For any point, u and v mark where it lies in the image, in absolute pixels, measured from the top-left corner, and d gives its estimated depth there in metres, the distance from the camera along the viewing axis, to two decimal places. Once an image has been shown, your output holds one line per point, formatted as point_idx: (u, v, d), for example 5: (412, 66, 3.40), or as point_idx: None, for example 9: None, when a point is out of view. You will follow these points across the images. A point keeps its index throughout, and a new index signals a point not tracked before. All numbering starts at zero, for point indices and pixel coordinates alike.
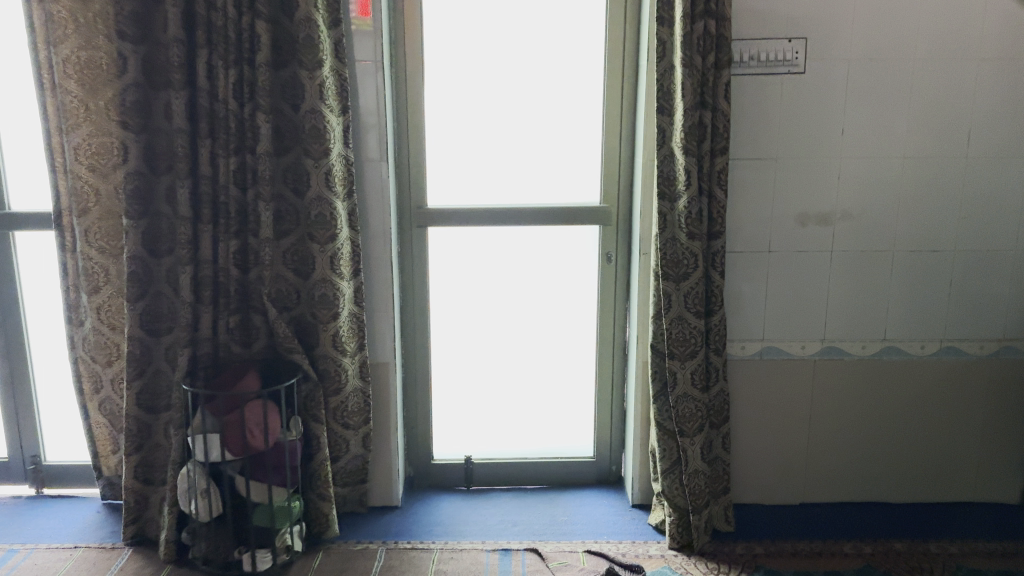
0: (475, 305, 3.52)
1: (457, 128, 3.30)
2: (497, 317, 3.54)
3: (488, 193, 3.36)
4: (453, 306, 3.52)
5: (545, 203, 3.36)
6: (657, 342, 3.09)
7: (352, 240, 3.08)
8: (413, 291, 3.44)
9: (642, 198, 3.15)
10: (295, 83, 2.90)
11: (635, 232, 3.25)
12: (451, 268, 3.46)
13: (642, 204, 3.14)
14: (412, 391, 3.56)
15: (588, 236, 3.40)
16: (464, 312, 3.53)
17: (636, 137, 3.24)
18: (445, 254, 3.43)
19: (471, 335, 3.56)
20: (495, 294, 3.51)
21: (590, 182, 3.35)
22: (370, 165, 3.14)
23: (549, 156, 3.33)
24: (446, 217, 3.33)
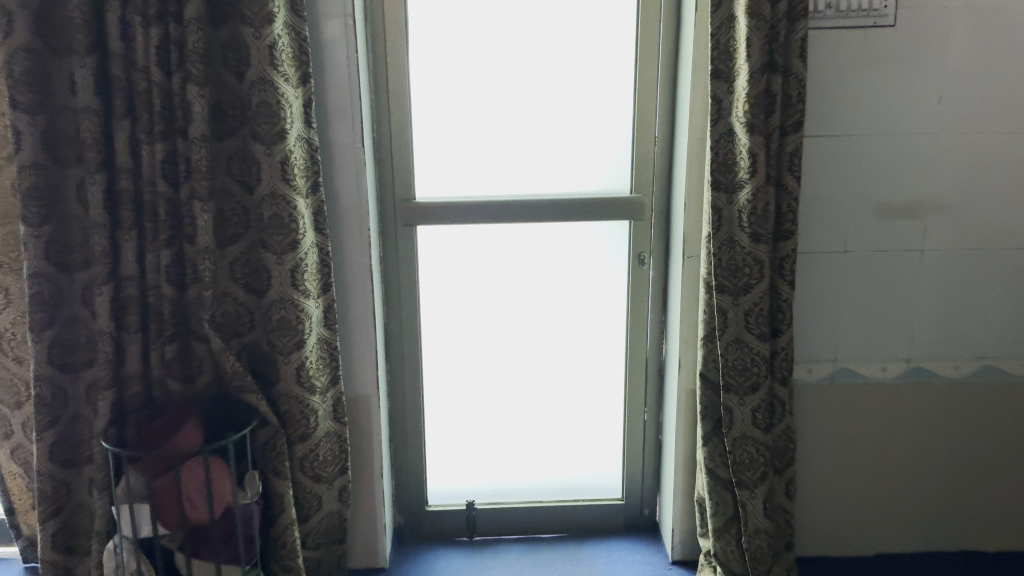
0: (475, 321, 2.83)
1: (451, 101, 2.61)
2: (502, 335, 2.85)
3: (492, 180, 2.68)
4: (446, 321, 2.83)
5: (564, 192, 2.70)
6: (707, 370, 2.46)
7: (319, 247, 2.41)
8: (400, 305, 2.78)
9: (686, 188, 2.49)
10: (239, 45, 2.21)
11: (677, 230, 2.60)
12: (443, 274, 2.77)
13: (687, 195, 2.49)
14: (399, 424, 2.89)
15: (616, 233, 2.74)
16: (458, 329, 2.84)
17: (678, 110, 2.58)
18: (436, 257, 2.75)
19: (468, 356, 2.87)
20: (499, 307, 2.82)
21: (618, 167, 2.69)
22: (341, 149, 2.46)
23: (568, 135, 2.65)
24: (439, 212, 2.66)
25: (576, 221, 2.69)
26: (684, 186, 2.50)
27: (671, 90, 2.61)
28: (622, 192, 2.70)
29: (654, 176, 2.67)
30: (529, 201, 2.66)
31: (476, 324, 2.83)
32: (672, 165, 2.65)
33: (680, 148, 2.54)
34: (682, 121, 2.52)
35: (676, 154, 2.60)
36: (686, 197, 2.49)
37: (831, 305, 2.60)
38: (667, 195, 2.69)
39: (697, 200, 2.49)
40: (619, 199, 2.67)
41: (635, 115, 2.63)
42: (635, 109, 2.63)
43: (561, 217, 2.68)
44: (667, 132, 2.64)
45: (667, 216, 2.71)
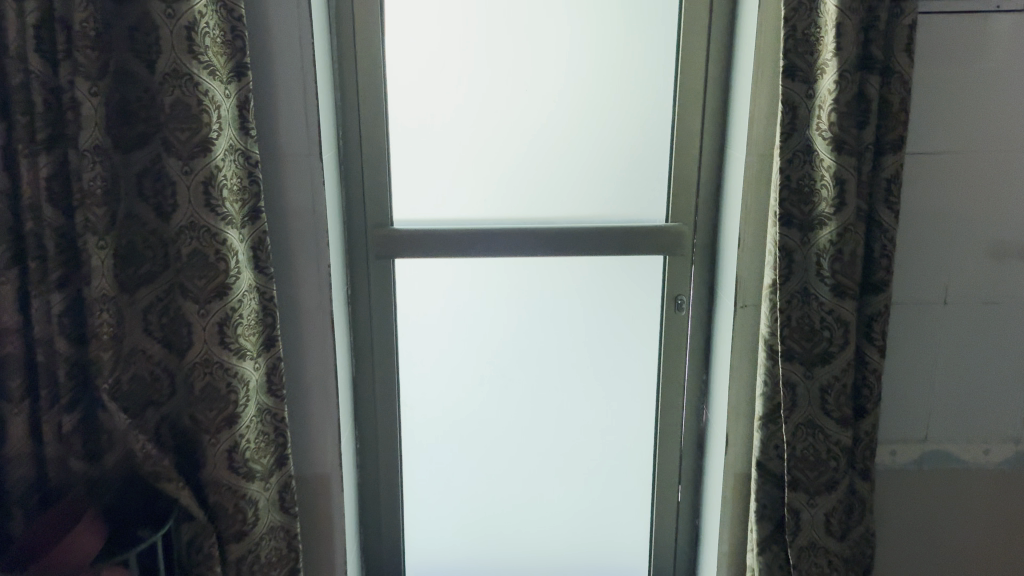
0: (467, 379, 2.22)
1: (437, 102, 2.03)
2: (502, 397, 2.24)
3: (488, 202, 2.10)
4: (428, 381, 2.21)
5: (580, 218, 2.11)
6: (767, 459, 1.88)
7: (260, 291, 1.83)
8: (371, 358, 2.16)
9: (742, 219, 1.90)
10: (149, 25, 1.64)
11: (727, 272, 2.01)
12: (427, 320, 2.17)
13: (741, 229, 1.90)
14: (364, 510, 2.28)
15: (650, 270, 2.14)
16: (445, 389, 2.22)
17: (732, 116, 1.99)
18: (419, 298, 2.15)
19: (458, 424, 2.25)
20: (499, 362, 2.21)
21: (652, 187, 2.10)
22: (290, 163, 1.86)
23: (586, 146, 2.07)
24: (421, 241, 2.08)
25: (596, 255, 2.09)
26: (739, 216, 1.91)
27: (722, 91, 2.03)
28: (655, 220, 2.12)
29: (697, 201, 2.09)
30: (536, 229, 2.07)
31: (467, 386, 2.22)
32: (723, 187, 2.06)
33: (733, 167, 1.95)
34: (737, 131, 1.92)
35: (728, 173, 2.00)
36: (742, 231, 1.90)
37: (924, 371, 2.01)
38: (715, 225, 2.10)
39: (757, 235, 1.90)
40: (651, 228, 2.08)
41: (676, 121, 2.04)
42: (676, 114, 2.04)
43: (576, 251, 2.09)
44: (716, 144, 2.06)
45: (714, 250, 2.11)
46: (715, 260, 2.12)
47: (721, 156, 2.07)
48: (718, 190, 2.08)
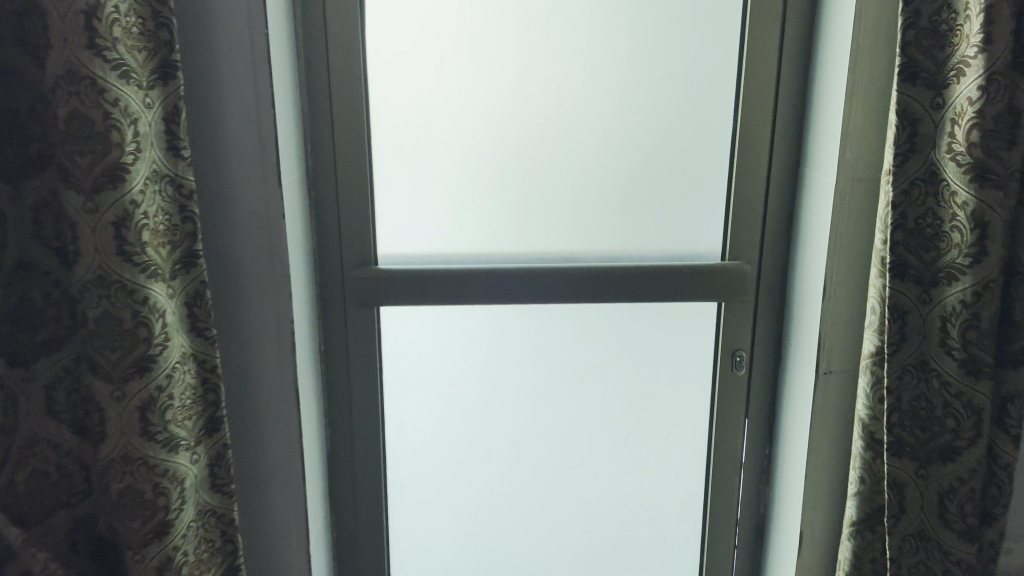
0: (476, 455, 1.77)
1: (433, 108, 1.59)
2: (519, 477, 1.79)
3: (496, 234, 1.66)
4: (422, 459, 1.77)
5: (613, 254, 1.67)
6: (860, 574, 1.45)
7: (197, 358, 1.39)
8: (354, 432, 1.72)
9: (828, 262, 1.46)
10: (38, 8, 1.19)
11: (804, 328, 1.57)
12: (426, 383, 1.72)
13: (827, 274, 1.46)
14: None
15: (702, 319, 1.69)
16: (448, 468, 1.77)
17: (811, 128, 1.55)
18: (415, 357, 1.70)
19: (463, 510, 1.81)
20: (514, 434, 1.76)
21: (705, 217, 1.66)
22: (239, 191, 1.40)
23: (623, 164, 1.63)
24: (412, 284, 1.63)
25: (635, 300, 1.65)
26: (824, 257, 1.47)
27: (798, 95, 1.59)
28: (708, 257, 1.68)
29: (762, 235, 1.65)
30: (557, 268, 1.64)
31: (469, 464, 1.78)
32: (797, 217, 1.62)
33: (816, 194, 1.51)
34: (822, 148, 1.48)
35: (806, 200, 1.56)
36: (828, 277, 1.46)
37: None
38: (785, 265, 1.66)
39: (849, 282, 1.46)
40: (705, 267, 1.64)
41: (739, 133, 1.60)
42: (739, 125, 1.60)
43: (609, 295, 1.65)
44: (789, 162, 1.62)
45: (784, 296, 1.67)
46: (785, 308, 1.67)
47: (796, 178, 1.62)
48: (791, 221, 1.64)
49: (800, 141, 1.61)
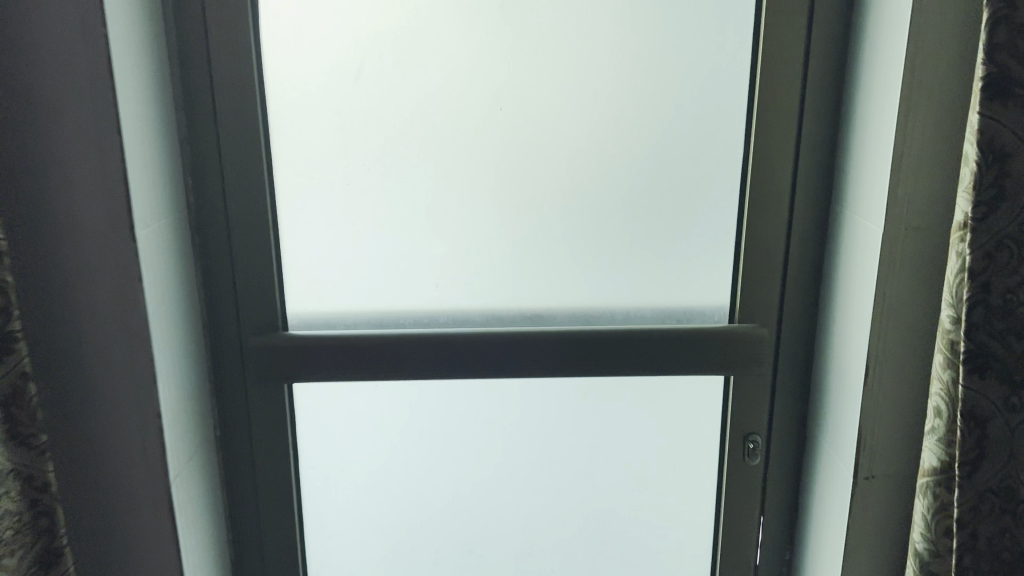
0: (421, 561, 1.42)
1: (351, 128, 1.23)
2: None
3: (441, 289, 1.29)
4: (353, 565, 1.41)
5: (590, 313, 1.31)
6: None
7: (20, 473, 1.02)
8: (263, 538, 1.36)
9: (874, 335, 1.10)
10: None
11: (840, 418, 1.20)
12: (355, 477, 1.36)
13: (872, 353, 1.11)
14: None
15: (705, 395, 1.32)
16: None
17: (848, 156, 1.18)
18: (341, 445, 1.34)
19: None
20: (468, 538, 1.41)
21: (708, 267, 1.28)
22: (81, 251, 1.05)
23: (600, 199, 1.26)
24: (332, 355, 1.27)
25: (621, 373, 1.28)
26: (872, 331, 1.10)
27: (830, 110, 1.21)
28: (714, 317, 1.30)
29: (782, 291, 1.27)
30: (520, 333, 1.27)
31: (414, 571, 1.43)
32: (828, 270, 1.24)
33: (858, 244, 1.13)
34: (866, 184, 1.10)
35: (841, 250, 1.19)
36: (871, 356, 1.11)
37: None
38: (812, 329, 1.28)
39: (896, 362, 1.11)
40: (711, 330, 1.26)
41: (752, 159, 1.23)
42: (751, 149, 1.23)
43: (587, 367, 1.28)
44: (818, 198, 1.24)
45: (811, 369, 1.30)
46: (813, 385, 1.29)
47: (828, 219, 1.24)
48: (820, 274, 1.27)
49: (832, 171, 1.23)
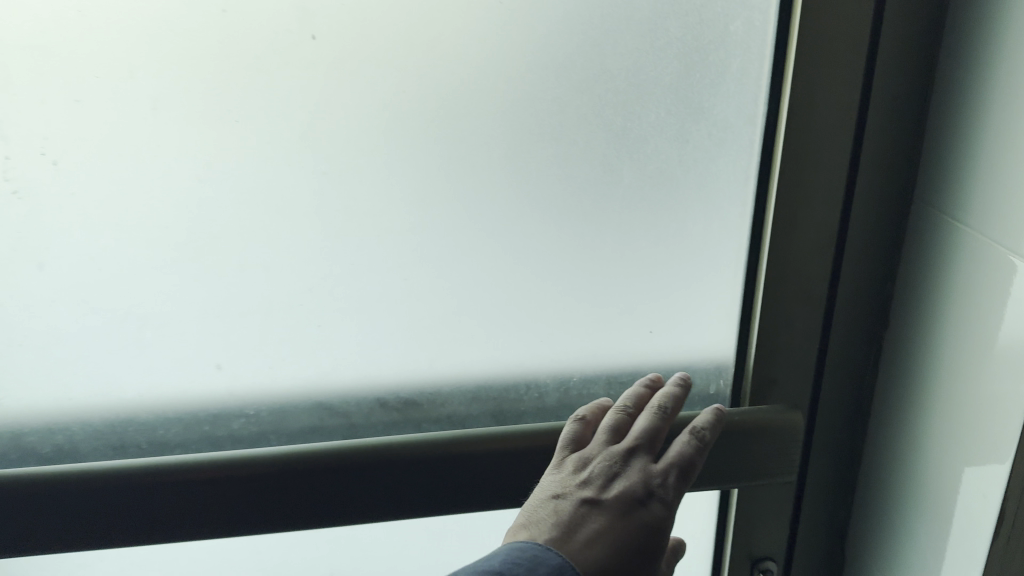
0: None
1: (9, 88, 0.61)
2: None
3: (228, 373, 0.71)
4: None
5: (500, 395, 0.75)
6: None
7: None
8: None
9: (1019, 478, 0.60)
10: None
11: (932, 572, 0.71)
12: None
13: (1013, 504, 0.61)
14: None
15: (690, 502, 0.83)
16: None
17: (962, 131, 0.63)
18: None
19: None
20: None
21: (697, 312, 0.75)
22: None
23: (510, 202, 0.68)
24: (11, 523, 0.66)
25: None
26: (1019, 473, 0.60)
27: (928, 36, 0.64)
28: (708, 390, 0.78)
29: (822, 349, 0.76)
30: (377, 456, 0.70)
31: None
32: (906, 321, 0.72)
33: (990, 303, 0.61)
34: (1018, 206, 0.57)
35: (939, 292, 0.67)
36: (1008, 509, 0.61)
37: None
38: (863, 402, 0.79)
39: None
40: (718, 422, 0.74)
41: (784, 138, 0.66)
42: (783, 117, 0.66)
43: (501, 502, 0.72)
44: (892, 197, 0.69)
45: (868, 461, 0.80)
46: (867, 487, 0.80)
47: (914, 235, 0.70)
48: (882, 320, 0.75)
49: (916, 150, 0.68)
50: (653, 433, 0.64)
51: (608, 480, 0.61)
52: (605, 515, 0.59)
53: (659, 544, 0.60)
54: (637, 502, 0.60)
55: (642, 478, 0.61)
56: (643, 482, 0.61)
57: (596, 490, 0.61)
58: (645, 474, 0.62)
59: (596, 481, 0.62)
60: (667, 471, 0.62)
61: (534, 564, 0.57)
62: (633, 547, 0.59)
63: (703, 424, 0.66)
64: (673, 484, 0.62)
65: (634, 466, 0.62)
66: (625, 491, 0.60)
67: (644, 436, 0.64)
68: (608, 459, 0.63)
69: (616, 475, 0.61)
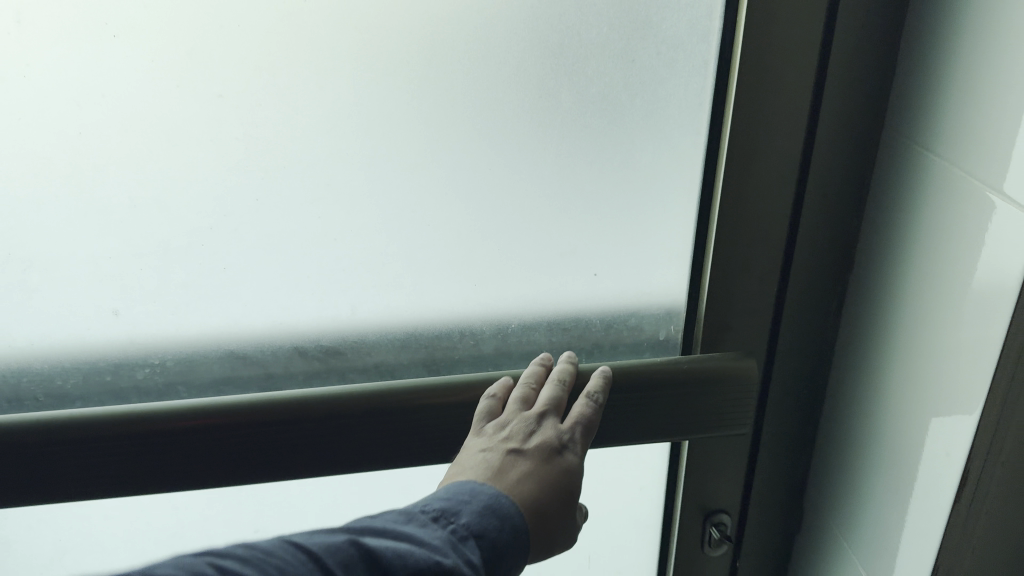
0: None
1: None
2: None
3: (127, 320, 0.64)
4: None
5: (431, 343, 0.69)
6: None
7: None
8: None
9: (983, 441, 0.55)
10: None
11: (892, 535, 0.66)
12: None
13: (975, 467, 0.56)
14: None
15: (639, 454, 0.78)
16: None
17: (944, 51, 0.55)
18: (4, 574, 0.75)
19: None
20: None
21: (646, 253, 0.68)
22: None
23: (435, 129, 0.61)
24: None
25: None
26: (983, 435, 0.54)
27: None
28: (657, 336, 0.72)
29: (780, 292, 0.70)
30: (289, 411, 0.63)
31: None
32: (871, 266, 0.66)
33: (961, 247, 0.55)
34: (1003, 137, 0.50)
35: (908, 237, 0.61)
36: (969, 473, 0.56)
37: None
38: (826, 351, 0.73)
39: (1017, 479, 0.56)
40: (670, 370, 0.69)
41: (740, 59, 0.58)
42: (741, 34, 0.58)
43: (429, 461, 0.66)
44: (861, 127, 0.62)
45: (830, 414, 0.74)
46: (828, 440, 0.75)
47: (885, 172, 0.63)
48: (848, 264, 0.69)
49: (891, 78, 0.61)
50: (559, 395, 0.63)
51: (525, 433, 0.59)
52: (529, 459, 0.57)
53: (576, 493, 0.58)
54: (555, 450, 0.59)
55: (556, 431, 0.60)
56: (558, 435, 0.60)
57: (516, 441, 0.59)
58: (557, 430, 0.60)
59: (514, 436, 0.59)
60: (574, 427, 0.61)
61: (470, 496, 0.53)
62: (556, 491, 0.57)
63: (596, 387, 0.65)
64: (580, 439, 0.61)
65: (546, 424, 0.61)
66: (544, 441, 0.58)
67: (551, 400, 0.62)
68: (521, 418, 0.61)
69: (532, 428, 0.60)
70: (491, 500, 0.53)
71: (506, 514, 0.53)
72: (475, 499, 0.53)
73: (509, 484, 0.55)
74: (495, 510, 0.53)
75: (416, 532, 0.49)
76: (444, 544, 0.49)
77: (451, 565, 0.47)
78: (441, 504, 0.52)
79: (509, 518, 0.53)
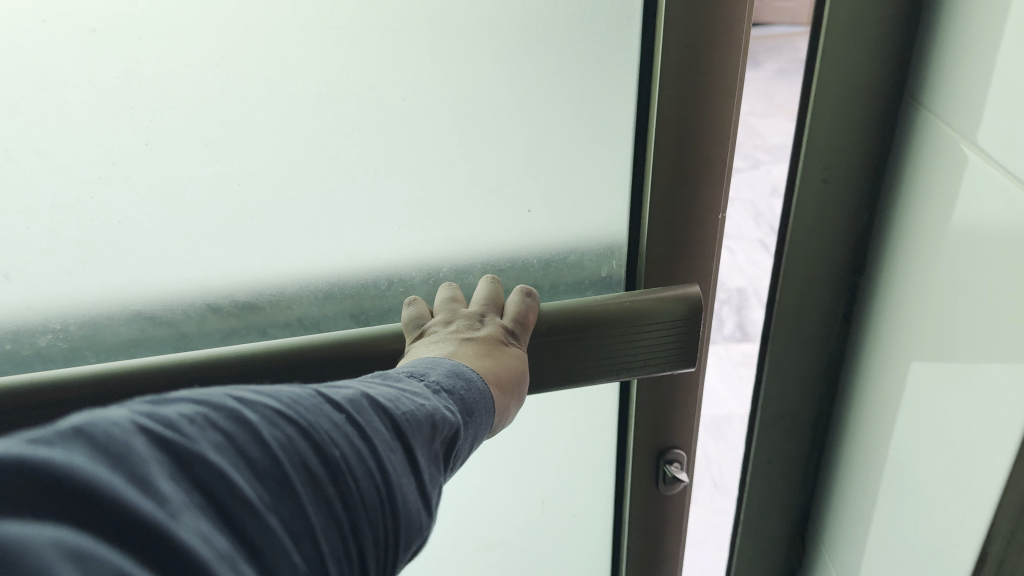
0: None
1: None
2: None
3: (19, 283, 0.59)
4: None
5: (357, 293, 0.65)
6: None
7: None
8: None
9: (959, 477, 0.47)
10: None
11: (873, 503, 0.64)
12: None
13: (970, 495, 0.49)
14: None
15: (588, 397, 0.75)
16: None
17: None
18: None
19: None
20: None
21: (580, 184, 0.64)
22: None
23: (342, 63, 0.56)
24: None
25: None
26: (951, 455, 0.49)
27: None
28: (599, 273, 0.69)
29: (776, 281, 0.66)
30: (202, 374, 0.59)
31: None
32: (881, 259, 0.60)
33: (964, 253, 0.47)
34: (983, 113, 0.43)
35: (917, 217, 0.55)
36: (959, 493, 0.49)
37: None
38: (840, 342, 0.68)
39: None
40: (611, 308, 0.64)
41: None
42: None
43: None
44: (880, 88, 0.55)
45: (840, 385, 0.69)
46: (838, 438, 0.71)
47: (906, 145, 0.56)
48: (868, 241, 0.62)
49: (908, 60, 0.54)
50: (496, 293, 0.62)
51: (472, 327, 0.58)
52: (482, 344, 0.55)
53: (524, 384, 0.57)
54: (501, 342, 0.57)
55: (500, 328, 0.59)
56: (501, 331, 0.59)
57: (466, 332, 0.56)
58: (501, 327, 0.59)
59: (460, 330, 0.57)
60: (515, 326, 0.60)
61: (432, 363, 0.48)
62: (512, 370, 0.55)
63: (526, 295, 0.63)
64: (521, 336, 0.60)
65: (488, 321, 0.59)
66: (491, 333, 0.57)
67: (487, 298, 0.61)
68: (464, 315, 0.59)
69: (478, 323, 0.58)
70: (453, 366, 0.48)
71: (469, 377, 0.48)
72: (436, 365, 0.47)
73: (472, 354, 0.53)
74: (460, 375, 0.48)
75: (389, 383, 0.41)
76: (424, 392, 0.41)
77: (437, 409, 0.40)
78: (407, 366, 0.46)
79: (472, 381, 0.48)
